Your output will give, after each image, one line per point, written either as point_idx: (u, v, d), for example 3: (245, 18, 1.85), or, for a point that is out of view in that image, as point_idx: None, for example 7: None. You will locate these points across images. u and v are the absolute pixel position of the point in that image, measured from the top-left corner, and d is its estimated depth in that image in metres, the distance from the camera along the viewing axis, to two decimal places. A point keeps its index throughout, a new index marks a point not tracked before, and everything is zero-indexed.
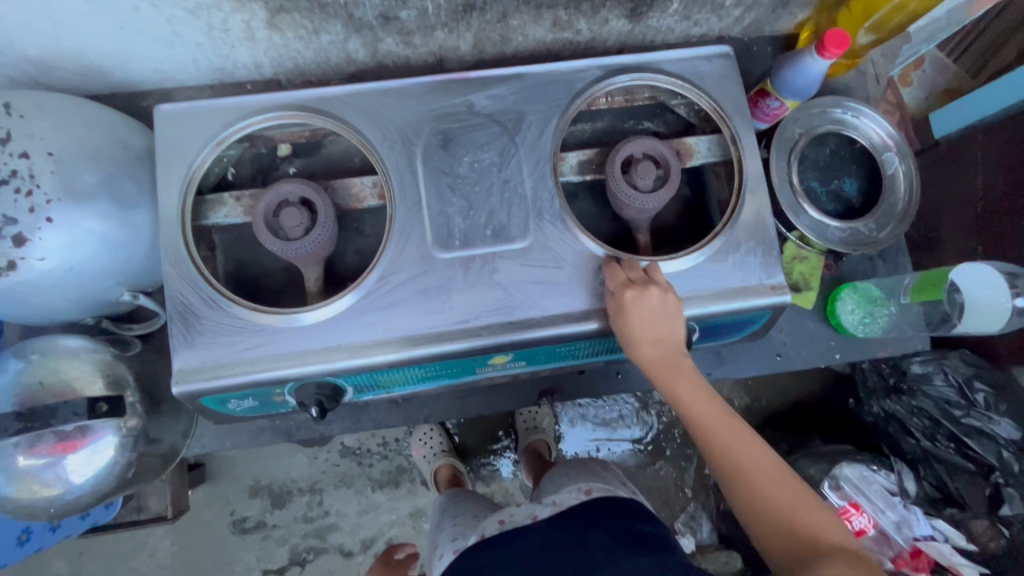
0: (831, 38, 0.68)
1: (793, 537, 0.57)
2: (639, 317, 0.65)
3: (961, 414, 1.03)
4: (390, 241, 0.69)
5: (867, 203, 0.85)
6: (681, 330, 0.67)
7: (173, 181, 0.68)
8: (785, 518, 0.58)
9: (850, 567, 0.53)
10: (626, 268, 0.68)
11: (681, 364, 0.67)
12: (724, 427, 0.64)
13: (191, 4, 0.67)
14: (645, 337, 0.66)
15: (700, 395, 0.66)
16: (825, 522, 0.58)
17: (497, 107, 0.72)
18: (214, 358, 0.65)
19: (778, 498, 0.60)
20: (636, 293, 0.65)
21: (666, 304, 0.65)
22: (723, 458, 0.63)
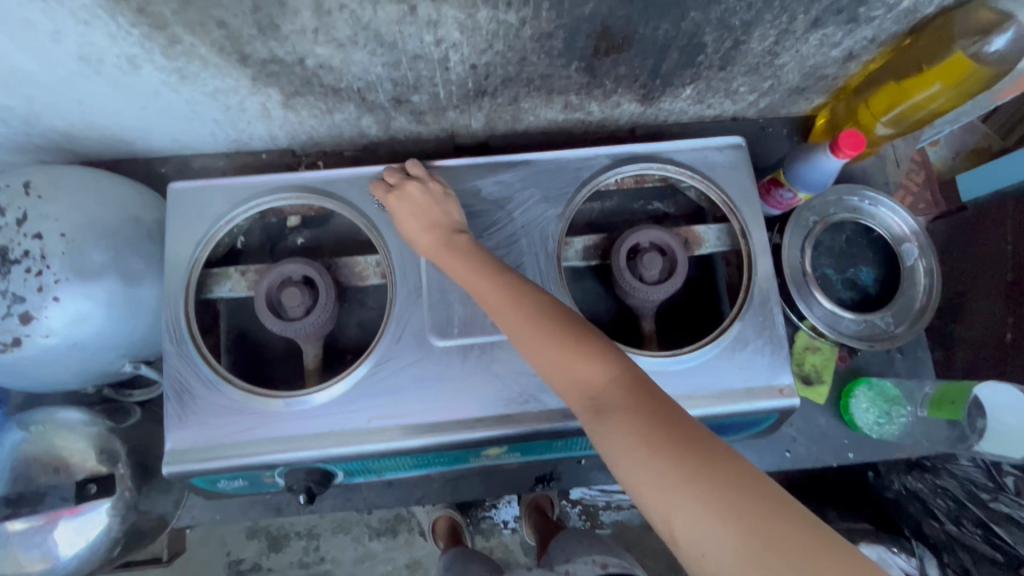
0: (845, 138, 0.67)
1: (580, 389, 0.55)
2: (407, 215, 0.67)
3: (988, 497, 0.80)
4: (388, 327, 0.68)
5: (883, 295, 0.83)
6: (453, 210, 0.68)
7: (181, 258, 0.69)
8: (571, 372, 0.55)
9: (620, 405, 0.52)
10: (388, 176, 0.71)
11: (455, 242, 0.65)
12: (503, 284, 0.61)
13: (209, 89, 0.68)
14: (416, 229, 0.67)
15: (471, 263, 0.63)
16: (608, 360, 0.55)
17: (502, 194, 0.72)
18: (205, 439, 0.65)
19: (553, 354, 0.56)
20: (396, 199, 0.68)
21: (431, 194, 0.68)
22: (505, 325, 0.59)
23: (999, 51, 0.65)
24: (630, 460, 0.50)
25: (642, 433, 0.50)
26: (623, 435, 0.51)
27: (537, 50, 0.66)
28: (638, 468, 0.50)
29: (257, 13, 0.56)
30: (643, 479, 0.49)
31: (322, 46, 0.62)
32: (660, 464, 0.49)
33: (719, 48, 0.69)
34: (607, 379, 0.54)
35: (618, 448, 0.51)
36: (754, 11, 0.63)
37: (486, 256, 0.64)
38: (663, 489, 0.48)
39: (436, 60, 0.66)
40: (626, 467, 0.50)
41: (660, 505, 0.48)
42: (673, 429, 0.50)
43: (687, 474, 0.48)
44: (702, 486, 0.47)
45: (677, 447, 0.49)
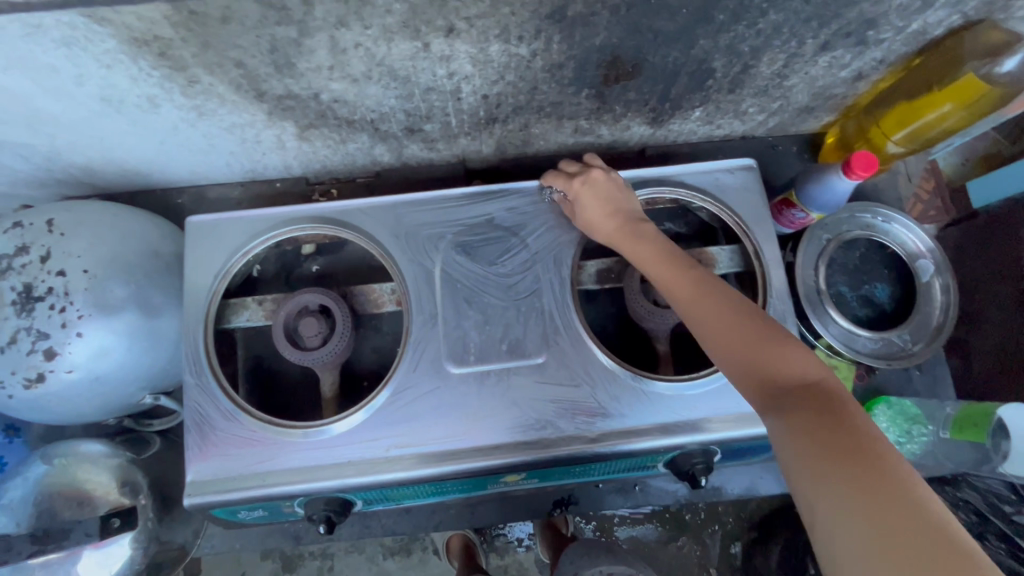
0: (857, 159, 0.67)
1: (758, 378, 0.53)
2: (590, 203, 0.70)
3: (1014, 510, 0.79)
4: (405, 355, 0.69)
5: (899, 311, 0.82)
6: (637, 205, 0.70)
7: (200, 289, 0.70)
8: (752, 361, 0.54)
9: (802, 402, 0.49)
10: (567, 168, 0.75)
11: (640, 229, 0.67)
12: (689, 272, 0.61)
13: (226, 123, 0.70)
14: (601, 216, 0.69)
15: (657, 250, 0.64)
16: (800, 360, 0.52)
17: (514, 220, 0.73)
18: (227, 470, 0.65)
19: (735, 335, 0.55)
20: (581, 185, 0.71)
21: (617, 186, 0.71)
22: (682, 307, 0.60)
23: (1011, 72, 0.65)
24: (796, 446, 0.48)
25: (818, 434, 0.47)
26: (796, 423, 0.48)
27: (548, 80, 0.67)
28: (802, 457, 0.47)
29: (274, 53, 0.57)
30: (808, 475, 0.46)
31: (337, 82, 0.63)
32: (834, 464, 0.45)
33: (728, 72, 0.70)
34: (793, 377, 0.51)
35: (786, 433, 0.49)
36: (763, 37, 0.63)
37: (676, 249, 0.64)
38: (828, 490, 0.44)
39: (448, 92, 0.67)
40: (792, 457, 0.48)
41: (816, 506, 0.45)
42: (855, 432, 0.46)
43: (862, 485, 0.43)
44: (870, 491, 0.43)
45: (855, 449, 0.45)
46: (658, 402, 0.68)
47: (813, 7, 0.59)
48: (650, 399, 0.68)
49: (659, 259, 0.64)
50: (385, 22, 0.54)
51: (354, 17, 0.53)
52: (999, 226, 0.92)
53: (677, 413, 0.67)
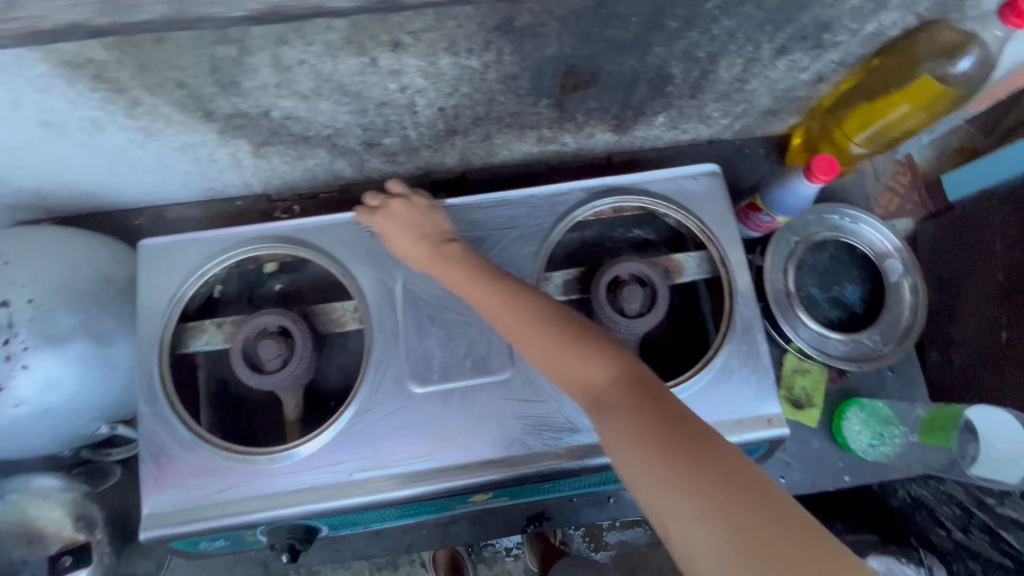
0: (818, 163, 0.66)
1: (583, 388, 0.56)
2: (398, 231, 0.69)
3: (995, 502, 0.83)
4: (367, 375, 0.67)
5: (870, 312, 0.82)
6: (439, 219, 0.70)
7: (155, 314, 0.68)
8: (574, 373, 0.56)
9: (621, 405, 0.53)
10: (369, 201, 0.72)
11: (446, 248, 0.67)
12: (507, 285, 0.62)
13: (177, 143, 0.68)
14: (409, 242, 0.68)
15: (464, 268, 0.64)
16: (605, 359, 0.56)
17: (477, 234, 0.72)
18: (184, 501, 0.64)
19: (554, 352, 0.57)
20: (383, 215, 0.70)
21: (419, 209, 0.70)
22: (505, 329, 0.60)
23: (965, 73, 0.66)
24: (627, 457, 0.51)
25: (645, 435, 0.51)
26: (621, 433, 0.52)
27: (504, 91, 0.66)
28: (636, 467, 0.50)
29: (216, 72, 0.55)
30: (640, 477, 0.50)
31: (286, 99, 0.61)
32: (662, 467, 0.49)
33: (687, 78, 0.69)
34: (606, 381, 0.54)
35: (619, 444, 0.52)
36: (718, 43, 0.62)
37: (480, 260, 0.65)
38: (662, 488, 0.48)
39: (403, 105, 0.66)
40: (628, 468, 0.51)
41: (658, 508, 0.49)
42: (672, 425, 0.51)
43: (686, 474, 0.48)
44: (697, 486, 0.48)
45: (676, 447, 0.50)
46: None
47: (765, 12, 0.58)
48: None
49: (476, 276, 0.63)
50: (329, 38, 0.52)
51: (295, 34, 0.51)
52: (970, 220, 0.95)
53: None
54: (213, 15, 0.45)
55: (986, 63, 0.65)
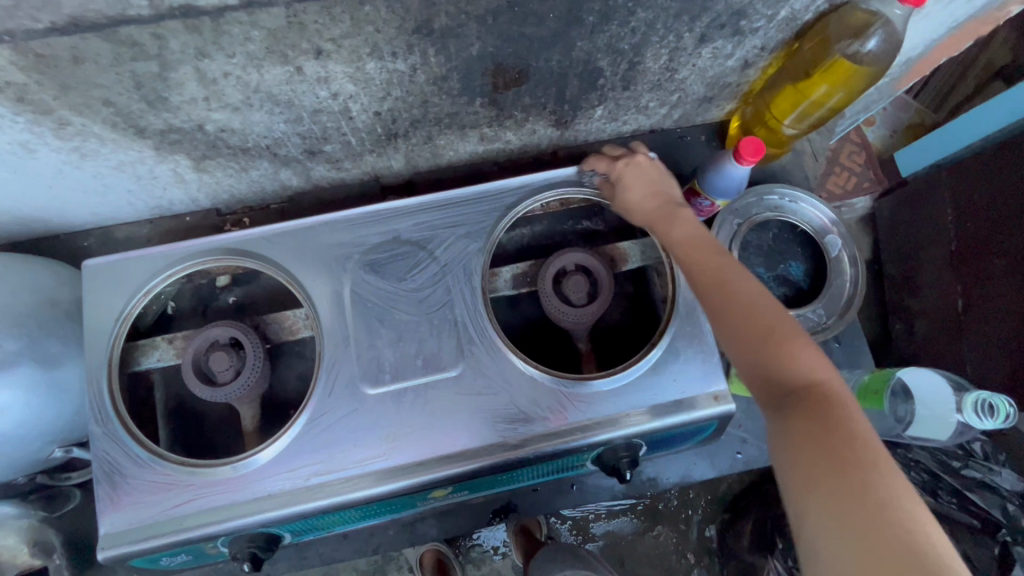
0: (745, 145, 0.68)
1: (762, 376, 0.51)
2: (637, 182, 0.72)
3: (959, 465, 0.91)
4: (318, 380, 0.68)
5: (814, 287, 0.85)
6: (676, 187, 0.71)
7: (101, 333, 0.68)
8: (761, 358, 0.52)
9: (809, 409, 0.47)
10: (611, 152, 0.76)
11: (676, 211, 0.67)
12: (714, 260, 0.59)
13: (114, 162, 0.68)
14: (643, 196, 0.70)
15: (690, 233, 0.63)
16: (808, 363, 0.50)
17: (422, 234, 0.73)
18: (140, 519, 0.64)
19: (750, 332, 0.53)
20: (624, 166, 0.73)
21: (657, 171, 0.72)
22: (702, 297, 0.58)
23: (874, 52, 0.69)
24: (795, 453, 0.46)
25: (822, 445, 0.45)
26: (800, 431, 0.47)
27: (437, 92, 0.67)
28: (799, 468, 0.45)
29: (140, 89, 0.56)
30: (798, 484, 0.45)
31: (217, 112, 0.62)
32: (831, 481, 0.43)
33: (616, 70, 0.71)
34: (799, 379, 0.49)
35: (789, 441, 0.47)
36: (640, 34, 0.64)
37: (706, 233, 0.64)
38: (821, 505, 0.43)
39: (337, 112, 0.67)
40: (789, 469, 0.46)
41: (805, 518, 0.43)
42: (859, 453, 0.44)
43: (856, 506, 0.41)
44: (861, 520, 0.41)
45: (858, 472, 0.43)
46: (577, 402, 0.68)
47: (679, 2, 0.60)
48: (572, 399, 0.68)
49: (685, 247, 0.62)
50: (249, 49, 0.53)
51: (213, 47, 0.52)
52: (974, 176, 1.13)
53: (599, 411, 0.68)
54: (18, 27, 0.46)
55: (894, 41, 0.68)
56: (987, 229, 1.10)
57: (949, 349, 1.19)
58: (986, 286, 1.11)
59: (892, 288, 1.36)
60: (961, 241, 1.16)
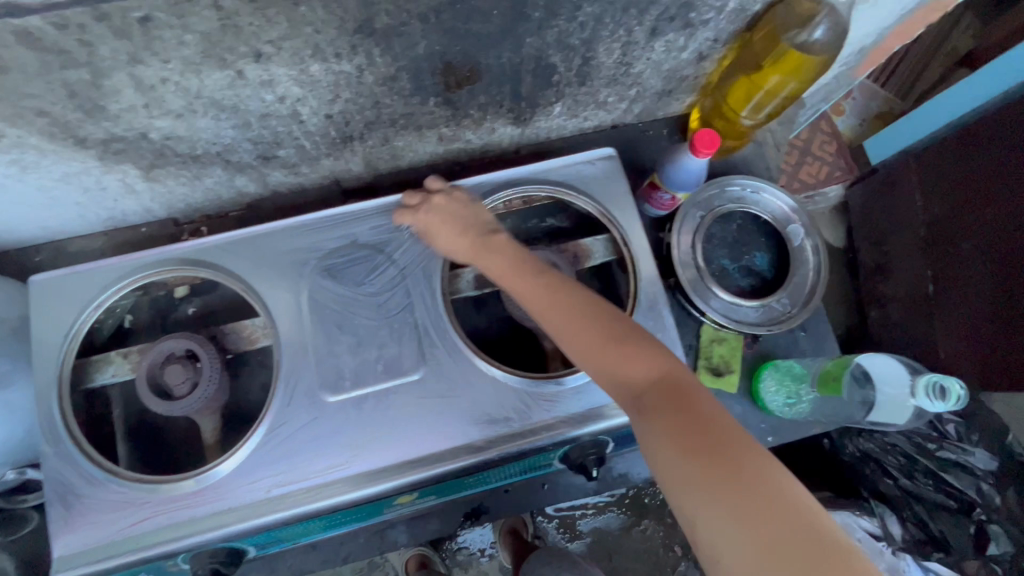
0: (700, 137, 0.71)
1: (619, 387, 0.58)
2: (443, 226, 0.71)
3: (935, 447, 1.03)
4: (277, 390, 0.67)
5: (779, 276, 0.85)
6: (487, 215, 0.73)
7: (51, 351, 0.67)
8: (614, 370, 0.58)
9: (662, 406, 0.54)
10: (409, 199, 0.74)
11: (493, 241, 0.69)
12: (543, 283, 0.64)
13: (57, 174, 0.66)
14: (453, 233, 0.70)
15: (511, 258, 0.67)
16: (646, 361, 0.58)
17: (380, 237, 0.73)
18: (95, 539, 0.62)
19: (599, 345, 0.59)
20: (427, 211, 0.72)
21: (459, 203, 0.73)
22: (553, 321, 0.62)
23: (822, 40, 0.69)
24: (659, 452, 0.52)
25: (677, 434, 0.52)
26: (656, 427, 0.53)
27: (388, 93, 0.66)
28: (666, 461, 0.51)
29: (75, 98, 0.54)
30: (670, 479, 0.51)
31: (160, 119, 0.60)
32: (692, 464, 0.50)
33: (570, 66, 0.71)
34: (644, 377, 0.57)
35: (652, 440, 0.53)
36: (589, 29, 0.64)
37: (527, 255, 0.68)
38: (700, 498, 0.49)
39: (287, 116, 0.65)
40: (659, 465, 0.52)
41: (687, 507, 0.49)
42: (706, 431, 0.52)
43: (724, 486, 0.48)
44: (726, 490, 0.48)
45: (708, 448, 0.50)
46: (540, 401, 0.68)
47: None
48: (536, 399, 0.68)
49: (518, 275, 0.66)
50: (184, 54, 0.52)
51: (146, 53, 0.51)
52: (952, 154, 1.13)
53: (565, 409, 0.67)
54: None
55: (840, 31, 0.69)
56: (955, 212, 1.12)
57: (923, 332, 1.21)
58: (955, 269, 1.12)
59: (865, 275, 1.38)
60: (930, 227, 1.18)
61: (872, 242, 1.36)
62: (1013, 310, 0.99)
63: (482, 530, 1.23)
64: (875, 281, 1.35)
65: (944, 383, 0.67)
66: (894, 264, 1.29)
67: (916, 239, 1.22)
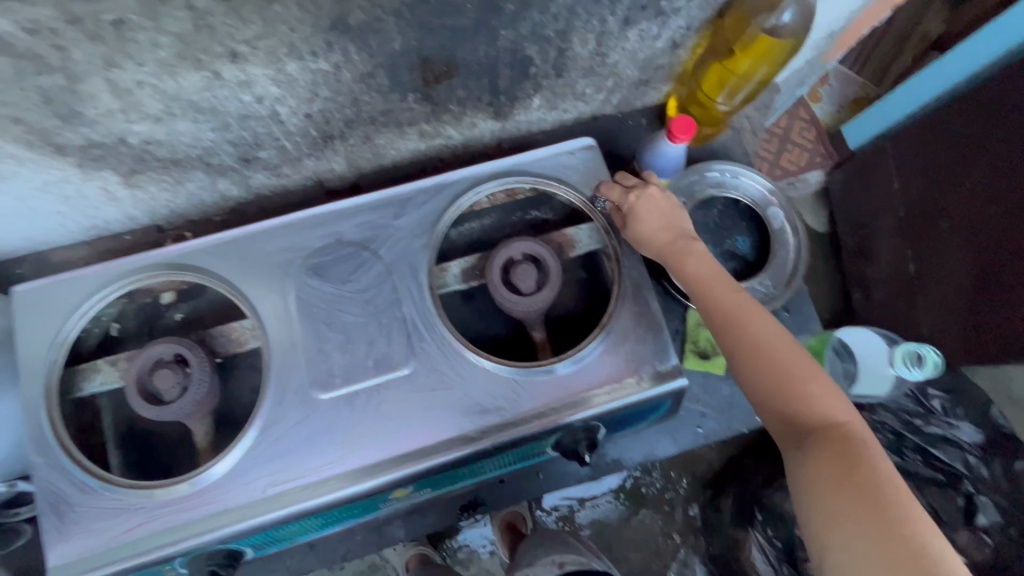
0: (676, 123, 0.73)
1: (790, 422, 0.60)
2: (650, 212, 0.75)
3: (922, 423, 1.05)
4: (268, 390, 0.67)
5: (761, 258, 0.87)
6: (687, 221, 0.77)
7: (36, 364, 0.67)
8: (790, 402, 0.61)
9: (833, 452, 0.56)
10: (623, 180, 0.78)
11: (691, 247, 0.74)
12: (735, 301, 0.68)
13: (37, 183, 0.66)
14: (658, 228, 0.74)
15: (712, 269, 0.71)
16: (830, 407, 0.60)
17: (365, 234, 0.73)
18: (90, 547, 0.62)
19: (779, 378, 0.62)
20: (638, 194, 0.75)
21: (669, 202, 0.77)
22: (731, 342, 0.65)
23: (790, 23, 0.71)
24: (822, 493, 0.55)
25: (843, 486, 0.54)
26: (823, 470, 0.56)
27: (366, 90, 0.66)
28: (828, 506, 0.54)
29: (51, 104, 0.54)
30: (828, 524, 0.54)
31: (138, 123, 0.60)
32: (854, 518, 0.52)
33: (546, 58, 0.72)
34: (819, 421, 0.59)
35: (816, 482, 0.56)
36: (562, 20, 0.65)
37: (722, 271, 0.72)
38: (861, 549, 0.51)
39: (266, 116, 0.66)
40: (817, 507, 0.55)
41: (839, 556, 0.52)
42: (880, 493, 0.53)
43: (886, 547, 0.50)
44: (888, 554, 0.50)
45: (882, 509, 0.52)
46: (530, 389, 0.68)
47: None
48: (527, 387, 0.68)
49: (703, 285, 0.70)
50: (159, 56, 0.52)
51: (122, 56, 0.51)
52: (930, 131, 1.15)
53: (560, 395, 0.68)
54: None
55: (806, 12, 0.71)
56: (927, 194, 1.15)
57: (906, 310, 1.24)
58: (937, 246, 1.14)
59: (848, 257, 1.41)
60: (908, 208, 1.21)
61: (853, 225, 1.39)
62: (993, 285, 1.01)
63: (481, 526, 1.23)
64: (859, 263, 1.38)
65: (922, 350, 0.74)
66: (877, 245, 1.31)
67: (895, 220, 1.24)
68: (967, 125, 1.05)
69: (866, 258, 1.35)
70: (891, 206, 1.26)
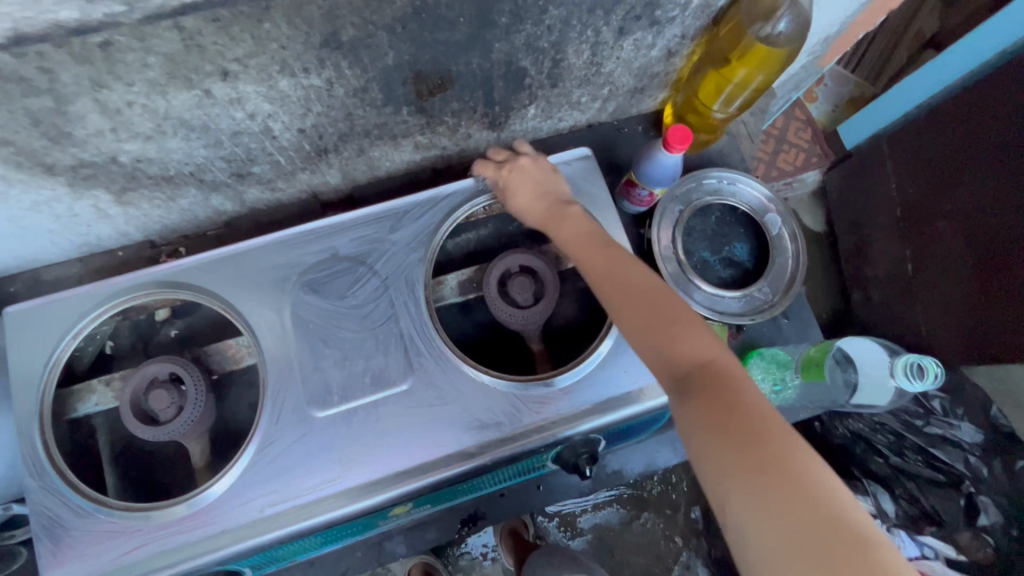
0: (673, 134, 0.72)
1: (667, 366, 0.58)
2: (522, 185, 0.75)
3: (922, 423, 1.07)
4: (265, 408, 0.66)
5: (759, 265, 0.86)
6: (563, 184, 0.75)
7: (29, 384, 0.66)
8: (663, 350, 0.58)
9: (704, 388, 0.54)
10: (497, 156, 0.79)
11: (568, 209, 0.72)
12: (605, 255, 0.67)
13: (27, 203, 0.65)
14: (532, 198, 0.74)
15: (585, 227, 0.70)
16: (698, 345, 0.58)
17: (360, 249, 0.73)
18: (87, 571, 0.61)
19: (650, 324, 0.60)
20: (512, 169, 0.76)
21: (544, 168, 0.76)
22: (608, 295, 0.64)
23: (786, 32, 0.70)
24: (699, 434, 0.52)
25: (716, 421, 0.51)
26: (696, 409, 0.53)
27: (359, 104, 0.66)
28: (706, 446, 0.51)
29: (39, 125, 0.53)
30: (709, 465, 0.50)
31: (128, 142, 0.60)
32: (728, 452, 0.49)
33: (541, 69, 0.71)
34: (690, 361, 0.57)
35: (693, 424, 0.53)
36: (556, 32, 0.65)
37: (595, 227, 0.70)
38: (739, 484, 0.48)
39: (258, 132, 0.65)
40: (699, 450, 0.52)
41: (724, 499, 0.48)
42: (751, 422, 0.50)
43: (760, 477, 0.47)
44: (761, 482, 0.47)
45: (750, 437, 0.49)
46: (530, 403, 0.68)
47: None
48: (526, 401, 0.68)
49: (578, 244, 0.69)
50: (149, 76, 0.51)
51: (110, 77, 0.50)
52: (926, 132, 1.14)
53: (561, 409, 0.67)
54: None
55: (801, 21, 0.70)
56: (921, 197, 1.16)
57: (904, 311, 1.24)
58: (934, 247, 1.14)
59: (846, 259, 1.41)
60: (906, 208, 1.21)
61: (850, 227, 1.39)
62: (992, 285, 1.01)
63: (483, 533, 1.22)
64: (857, 264, 1.38)
65: (922, 361, 0.71)
66: (875, 246, 1.31)
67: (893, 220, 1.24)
68: (964, 126, 1.05)
69: (865, 259, 1.35)
70: (888, 206, 1.25)
